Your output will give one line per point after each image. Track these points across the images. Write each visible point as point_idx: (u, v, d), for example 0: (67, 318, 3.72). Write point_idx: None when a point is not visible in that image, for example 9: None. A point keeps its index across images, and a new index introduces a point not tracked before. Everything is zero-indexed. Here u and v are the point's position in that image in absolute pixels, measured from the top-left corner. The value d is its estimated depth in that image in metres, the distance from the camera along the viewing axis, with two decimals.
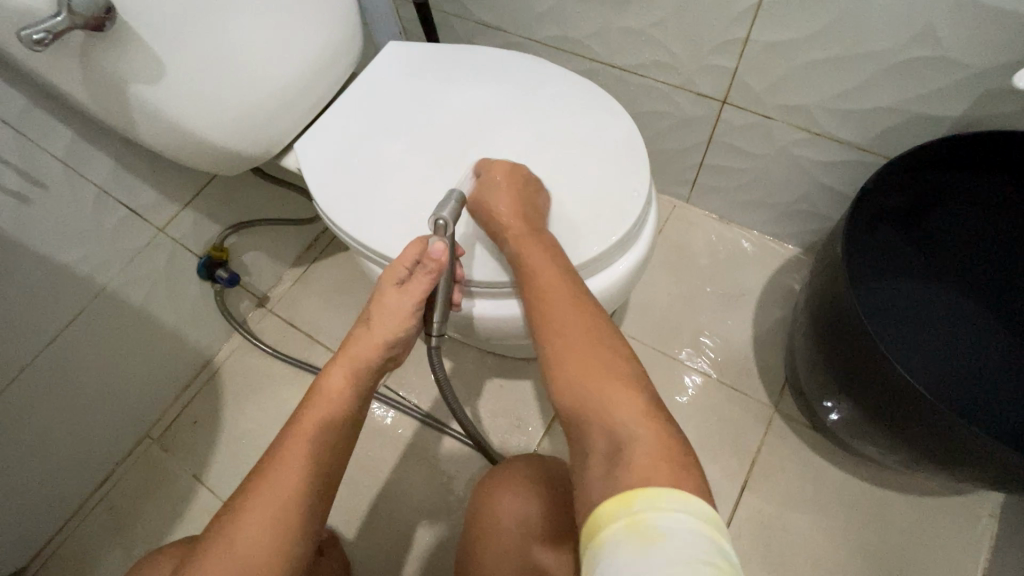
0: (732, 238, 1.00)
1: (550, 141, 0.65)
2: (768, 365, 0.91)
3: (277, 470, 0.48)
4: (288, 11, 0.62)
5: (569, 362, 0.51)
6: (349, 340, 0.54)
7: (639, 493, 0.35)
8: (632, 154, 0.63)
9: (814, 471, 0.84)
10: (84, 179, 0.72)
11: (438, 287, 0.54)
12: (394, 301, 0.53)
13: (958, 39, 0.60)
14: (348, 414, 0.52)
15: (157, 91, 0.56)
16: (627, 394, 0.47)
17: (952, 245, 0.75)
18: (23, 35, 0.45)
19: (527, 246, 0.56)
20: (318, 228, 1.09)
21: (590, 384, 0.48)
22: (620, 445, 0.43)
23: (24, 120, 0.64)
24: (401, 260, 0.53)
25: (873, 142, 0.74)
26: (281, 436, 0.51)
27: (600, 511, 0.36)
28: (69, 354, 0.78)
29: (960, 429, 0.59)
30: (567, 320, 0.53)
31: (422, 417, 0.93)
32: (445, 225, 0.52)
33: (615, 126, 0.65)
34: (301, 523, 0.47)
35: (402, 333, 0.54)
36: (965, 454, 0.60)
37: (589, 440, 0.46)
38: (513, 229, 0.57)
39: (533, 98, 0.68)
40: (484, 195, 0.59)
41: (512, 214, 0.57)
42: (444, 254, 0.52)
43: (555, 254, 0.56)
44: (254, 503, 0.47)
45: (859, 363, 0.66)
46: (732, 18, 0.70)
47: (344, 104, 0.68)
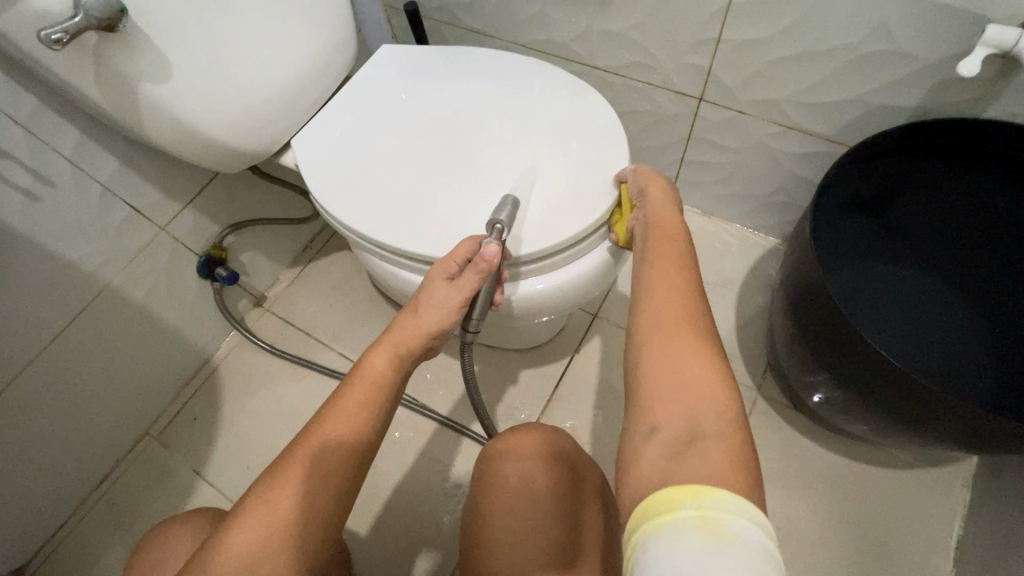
0: (713, 230, 1.05)
1: (535, 128, 0.69)
2: (751, 350, 0.95)
3: (317, 443, 0.48)
4: (288, 18, 0.66)
5: (659, 322, 0.47)
6: (393, 325, 0.55)
7: (707, 489, 0.32)
8: (610, 135, 0.68)
9: (796, 449, 0.87)
10: (91, 179, 0.75)
11: (485, 284, 0.57)
12: (443, 293, 0.56)
13: (909, 34, 0.64)
14: (385, 399, 0.52)
15: (164, 90, 0.59)
16: (717, 391, 0.41)
17: (918, 229, 0.79)
18: (43, 34, 0.48)
19: (663, 229, 0.55)
20: (314, 229, 1.12)
21: (673, 363, 0.44)
22: (698, 433, 0.39)
23: (35, 121, 0.67)
24: (455, 256, 0.56)
25: (840, 133, 0.78)
26: (319, 411, 0.50)
27: (662, 492, 0.34)
28: (72, 349, 0.81)
29: (942, 399, 0.61)
30: (666, 291, 0.49)
31: (442, 420, 0.95)
32: (501, 230, 0.56)
33: (594, 113, 0.70)
34: (338, 498, 0.47)
35: (445, 325, 0.56)
36: (948, 421, 0.62)
37: (657, 416, 0.41)
38: (652, 216, 0.57)
39: (518, 90, 0.72)
40: (641, 180, 0.61)
41: (662, 206, 0.58)
42: (496, 257, 0.54)
43: (681, 236, 0.54)
44: (294, 468, 0.46)
45: (837, 341, 0.69)
46: (704, 20, 0.75)
47: (339, 104, 0.72)
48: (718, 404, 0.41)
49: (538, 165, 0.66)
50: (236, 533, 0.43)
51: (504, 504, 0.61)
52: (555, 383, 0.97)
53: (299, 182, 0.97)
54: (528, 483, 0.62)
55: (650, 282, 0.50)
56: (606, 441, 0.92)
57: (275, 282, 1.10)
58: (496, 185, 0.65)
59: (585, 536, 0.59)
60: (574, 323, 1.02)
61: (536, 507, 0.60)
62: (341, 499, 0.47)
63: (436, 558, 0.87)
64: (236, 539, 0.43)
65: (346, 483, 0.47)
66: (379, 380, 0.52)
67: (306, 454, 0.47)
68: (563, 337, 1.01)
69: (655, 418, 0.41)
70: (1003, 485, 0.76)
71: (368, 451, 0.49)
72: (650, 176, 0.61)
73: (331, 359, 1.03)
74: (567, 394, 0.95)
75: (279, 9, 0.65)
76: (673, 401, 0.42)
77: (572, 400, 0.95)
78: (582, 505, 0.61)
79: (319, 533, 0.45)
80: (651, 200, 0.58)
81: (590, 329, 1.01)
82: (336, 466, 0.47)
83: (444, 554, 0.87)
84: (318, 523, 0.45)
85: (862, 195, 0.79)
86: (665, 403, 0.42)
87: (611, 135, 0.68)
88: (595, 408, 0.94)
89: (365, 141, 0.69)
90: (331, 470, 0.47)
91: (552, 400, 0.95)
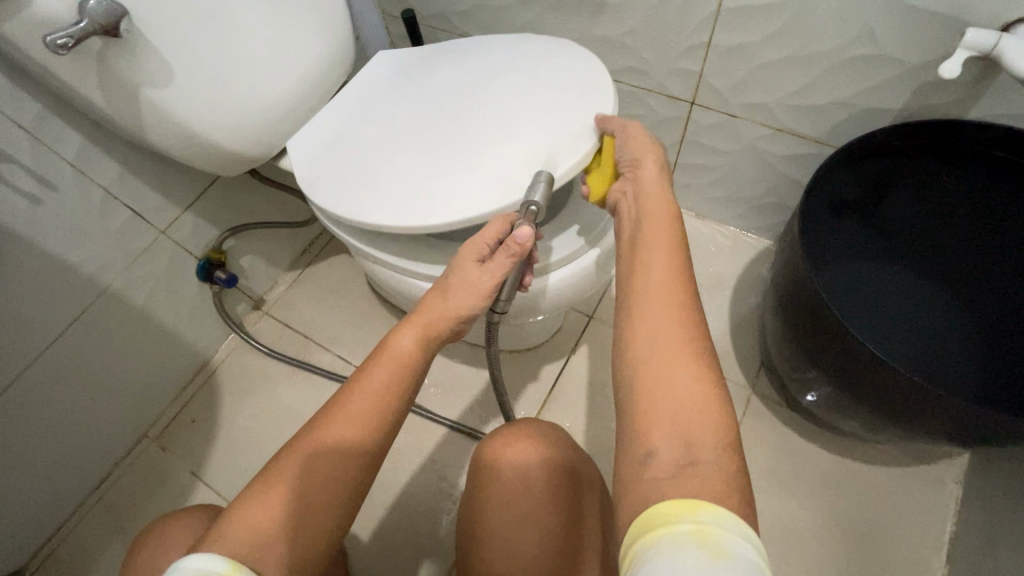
0: (707, 232, 1.06)
1: (519, 93, 0.68)
2: (745, 349, 0.96)
3: (339, 419, 0.49)
4: (290, 25, 0.68)
5: (658, 331, 0.45)
6: (421, 305, 0.55)
7: (704, 505, 0.32)
8: (594, 90, 0.65)
9: (791, 446, 0.88)
10: (93, 183, 0.76)
11: (515, 268, 0.56)
12: (473, 276, 0.54)
13: (893, 38, 0.66)
14: (408, 380, 0.52)
15: (167, 95, 0.60)
16: (712, 417, 0.40)
17: (906, 225, 0.81)
18: (48, 39, 0.49)
19: (654, 223, 0.52)
20: (313, 233, 1.14)
21: (664, 382, 0.42)
22: (694, 459, 0.38)
23: (38, 125, 0.68)
24: (484, 237, 0.55)
25: (829, 135, 0.80)
26: (344, 387, 0.51)
27: (661, 506, 0.33)
28: (71, 351, 0.81)
29: (929, 392, 0.62)
30: (663, 295, 0.47)
31: (453, 425, 0.96)
32: (534, 212, 0.55)
33: (579, 71, 0.68)
34: (356, 473, 0.48)
35: (474, 309, 0.55)
36: (936, 414, 0.63)
37: (654, 442, 0.40)
38: (644, 202, 0.54)
39: (505, 64, 0.71)
40: (629, 144, 0.58)
41: (655, 187, 0.54)
42: (528, 241, 0.53)
43: (677, 229, 0.52)
44: (312, 444, 0.47)
45: (827, 337, 0.70)
46: (694, 26, 0.77)
47: (335, 107, 0.74)
48: (715, 429, 0.39)
49: (521, 130, 0.64)
50: (253, 498, 0.45)
51: (500, 502, 0.61)
52: (552, 384, 0.97)
53: (297, 185, 0.98)
54: (525, 477, 0.62)
55: (648, 282, 0.48)
56: (601, 440, 0.93)
57: (274, 286, 1.11)
58: (477, 151, 0.64)
59: (585, 531, 0.60)
60: (569, 324, 1.03)
61: (533, 502, 0.60)
62: (360, 477, 0.48)
63: (433, 560, 0.88)
64: (251, 505, 0.44)
65: (363, 457, 0.48)
66: (404, 362, 0.52)
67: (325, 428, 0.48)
68: (560, 337, 1.02)
69: (652, 443, 0.40)
70: (994, 481, 0.77)
71: (388, 429, 0.50)
72: (642, 142, 0.57)
73: (329, 361, 1.03)
74: (563, 395, 0.96)
75: (281, 16, 0.67)
76: (669, 426, 0.40)
77: (568, 401, 0.96)
78: (580, 498, 0.62)
79: (335, 504, 0.47)
80: (643, 178, 0.55)
81: (586, 330, 1.02)
82: (355, 439, 0.48)
83: (441, 556, 0.88)
84: (335, 494, 0.46)
85: (852, 194, 0.81)
86: (664, 424, 0.40)
87: (596, 90, 0.65)
88: (591, 408, 0.95)
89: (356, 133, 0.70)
90: (350, 446, 0.48)
91: (549, 401, 0.96)
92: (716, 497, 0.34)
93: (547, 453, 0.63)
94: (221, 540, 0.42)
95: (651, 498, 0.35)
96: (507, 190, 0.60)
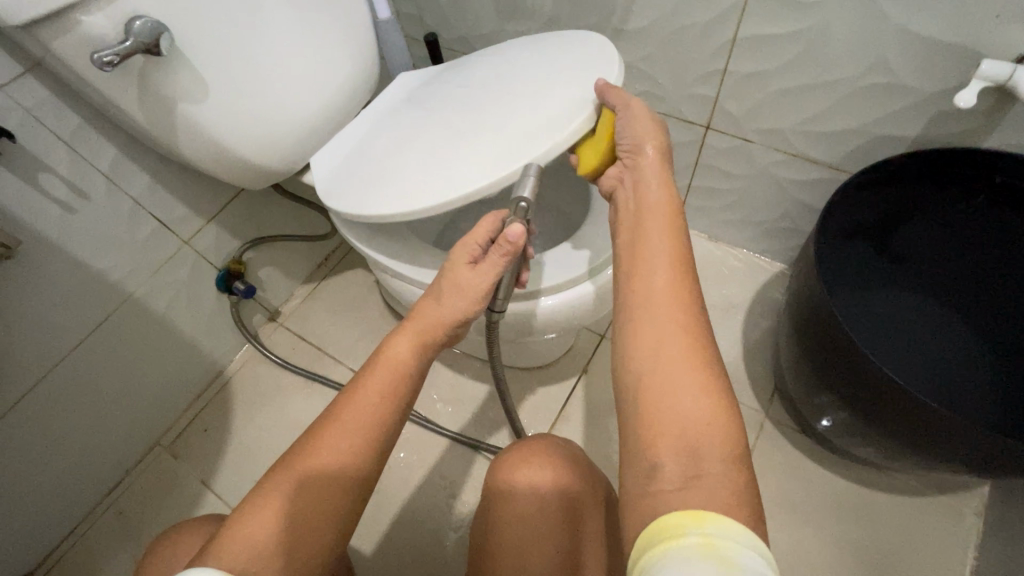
0: (720, 255, 1.07)
1: (526, 79, 0.69)
2: (759, 373, 0.95)
3: (337, 429, 0.49)
4: (321, 46, 0.71)
5: (663, 338, 0.44)
6: (415, 312, 0.56)
7: (711, 516, 0.32)
8: (597, 63, 0.65)
9: (806, 472, 0.86)
10: (123, 193, 0.78)
11: (510, 266, 0.54)
12: (466, 278, 0.54)
13: (908, 68, 0.67)
14: (406, 385, 0.53)
15: (200, 109, 0.63)
16: (719, 428, 0.39)
17: (918, 252, 0.82)
18: (95, 57, 0.51)
19: (648, 221, 0.52)
20: (329, 246, 1.16)
21: (668, 392, 0.41)
22: (701, 470, 0.37)
23: (76, 137, 0.71)
24: (475, 236, 0.54)
25: (843, 160, 0.81)
26: (341, 395, 0.51)
27: (668, 518, 0.33)
28: (92, 357, 0.83)
29: (946, 420, 0.61)
30: (666, 299, 0.46)
31: (453, 436, 0.95)
32: (525, 210, 0.52)
33: (583, 51, 0.68)
34: (353, 485, 0.47)
35: (469, 312, 0.55)
36: (954, 443, 0.62)
37: (660, 454, 0.39)
38: (644, 196, 0.54)
39: (515, 59, 0.73)
40: (631, 125, 0.56)
41: (655, 182, 0.54)
42: (521, 239, 0.51)
43: (678, 222, 0.51)
44: (312, 455, 0.47)
45: (844, 362, 0.69)
46: (712, 52, 0.78)
47: (359, 126, 0.76)
48: (721, 440, 0.39)
49: (525, 109, 0.64)
50: (249, 513, 0.44)
51: (513, 519, 0.61)
52: (562, 403, 0.97)
53: (318, 199, 1.01)
54: (538, 494, 0.62)
55: (651, 285, 0.47)
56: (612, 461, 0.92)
57: (290, 298, 1.13)
58: (480, 134, 0.64)
59: (585, 554, 0.59)
60: (581, 343, 1.03)
61: (544, 521, 0.60)
62: (357, 487, 0.48)
63: None
64: (246, 520, 0.44)
65: (362, 468, 0.48)
66: (401, 368, 0.53)
67: (322, 437, 0.48)
68: (572, 356, 1.02)
69: (657, 455, 0.39)
70: (1015, 514, 0.75)
71: (388, 438, 0.51)
72: (645, 126, 0.56)
73: (341, 374, 1.04)
74: (575, 414, 0.96)
75: (313, 37, 0.69)
76: (675, 439, 0.39)
77: (578, 420, 0.96)
78: (589, 520, 0.61)
79: (332, 517, 0.46)
80: (642, 168, 0.55)
81: (598, 349, 1.02)
82: (352, 451, 0.48)
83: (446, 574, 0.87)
84: (333, 507, 0.46)
85: (867, 222, 0.81)
86: (668, 436, 0.39)
87: (599, 63, 0.65)
88: (602, 428, 0.95)
89: (374, 142, 0.72)
90: (351, 454, 0.48)
91: (560, 419, 0.96)
92: (727, 509, 0.34)
93: (561, 471, 0.63)
94: (220, 556, 0.42)
95: (663, 511, 0.35)
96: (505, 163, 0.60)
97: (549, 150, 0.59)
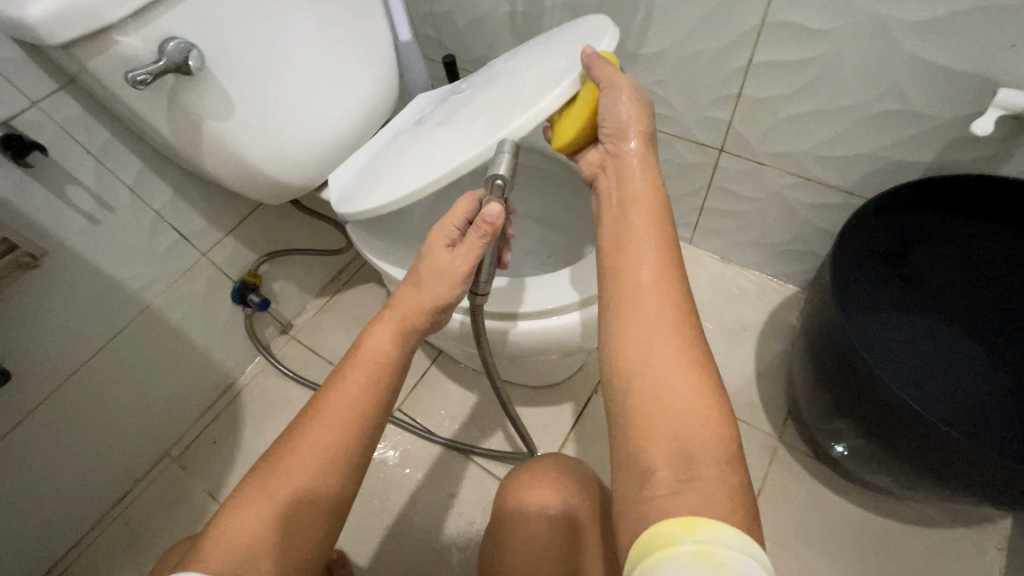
0: (732, 277, 1.07)
1: (525, 61, 0.65)
2: (772, 397, 0.94)
3: (318, 425, 0.48)
4: (344, 68, 0.72)
5: (653, 338, 0.42)
6: (393, 300, 0.54)
7: (704, 522, 0.31)
8: (594, 31, 0.60)
9: (821, 500, 0.85)
10: (147, 206, 0.80)
11: (491, 247, 0.52)
12: (444, 261, 0.52)
13: (923, 95, 0.68)
14: (387, 376, 0.52)
15: (226, 126, 0.64)
16: (711, 430, 0.37)
17: (936, 275, 0.81)
18: (129, 75, 0.53)
19: (633, 211, 0.49)
20: (342, 261, 1.17)
21: (660, 397, 0.39)
22: (694, 474, 0.35)
23: (104, 151, 0.73)
24: (451, 218, 0.52)
25: (856, 185, 0.81)
26: (321, 390, 0.51)
27: (660, 525, 0.32)
28: (108, 366, 0.84)
29: (960, 446, 0.60)
30: (655, 297, 0.43)
31: (445, 443, 0.95)
32: (502, 186, 0.50)
33: (586, 24, 0.63)
34: (340, 475, 0.48)
35: (450, 296, 0.53)
36: (970, 468, 0.61)
37: (653, 458, 0.37)
38: (627, 185, 0.51)
39: (521, 51, 0.71)
40: (615, 108, 0.52)
41: (639, 174, 0.51)
42: (500, 217, 0.49)
43: (664, 214, 0.48)
44: (292, 455, 0.47)
45: (859, 387, 0.68)
46: (725, 77, 0.79)
47: (377, 143, 0.77)
48: (715, 442, 0.37)
49: (516, 85, 0.61)
50: (232, 517, 0.45)
51: (520, 536, 0.60)
52: (571, 423, 0.97)
53: (333, 214, 1.03)
54: (543, 511, 0.61)
55: (638, 281, 0.44)
56: None
57: (302, 311, 1.14)
58: (471, 119, 0.62)
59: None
60: (592, 362, 1.03)
61: (548, 539, 0.59)
62: (345, 480, 0.48)
63: None
64: (231, 520, 0.45)
65: (345, 462, 0.48)
66: (382, 359, 0.52)
67: (302, 435, 0.48)
68: (582, 375, 1.02)
69: (650, 460, 0.37)
70: None
71: (372, 427, 0.50)
72: (628, 107, 0.52)
73: None
74: (584, 434, 0.95)
75: (338, 59, 0.71)
76: (669, 442, 0.37)
77: (587, 441, 0.95)
78: (592, 540, 0.59)
79: (322, 509, 0.47)
80: (624, 156, 0.52)
81: None
82: (335, 447, 0.48)
83: None
84: (322, 499, 0.47)
85: (882, 246, 0.81)
86: (662, 441, 0.37)
87: (597, 31, 0.60)
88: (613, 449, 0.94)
89: (384, 153, 0.72)
90: (332, 450, 0.48)
91: (569, 439, 0.95)
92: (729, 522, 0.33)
93: (569, 490, 0.62)
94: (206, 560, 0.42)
95: None
96: (487, 135, 0.56)
97: (537, 114, 0.54)
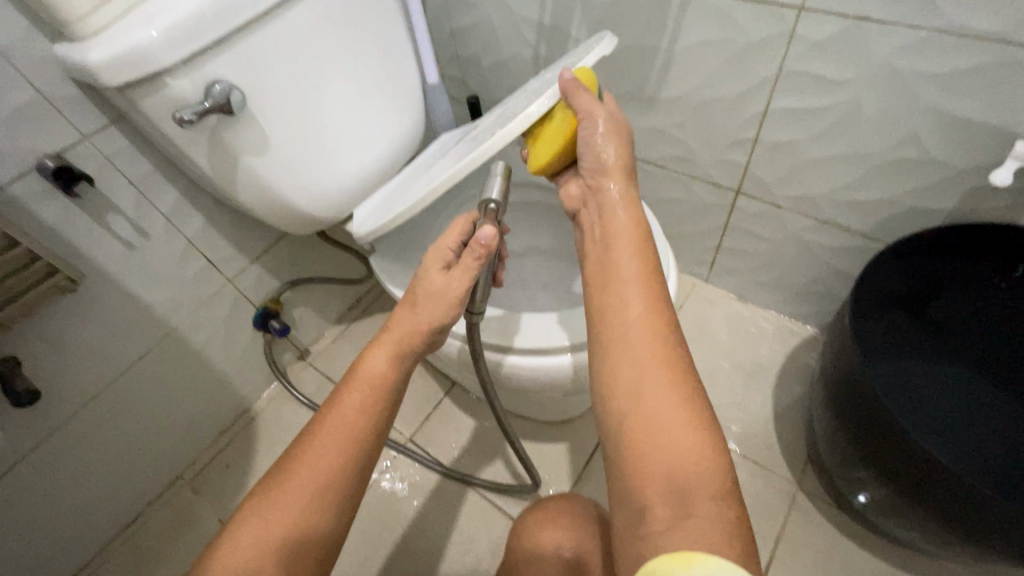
0: (749, 316, 1.06)
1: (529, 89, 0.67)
2: (791, 441, 0.92)
3: (314, 453, 0.48)
4: (375, 109, 0.76)
5: (642, 374, 0.41)
6: (389, 322, 0.55)
7: (700, 557, 0.28)
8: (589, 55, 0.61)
9: (842, 551, 0.82)
10: (180, 233, 0.83)
11: (485, 269, 0.53)
12: (440, 283, 0.53)
13: (940, 144, 0.68)
14: (381, 398, 0.52)
15: (261, 162, 0.68)
16: (705, 465, 0.37)
17: (958, 321, 0.80)
18: (177, 116, 0.56)
19: (619, 245, 0.48)
20: (362, 289, 1.19)
21: (653, 432, 0.38)
22: (690, 511, 0.35)
23: (145, 181, 0.76)
24: (446, 243, 0.54)
25: (875, 229, 0.81)
26: (316, 416, 0.51)
27: (654, 563, 0.29)
28: (131, 386, 0.86)
29: (982, 495, 0.59)
30: (642, 331, 0.43)
31: (442, 471, 0.95)
32: (495, 210, 0.52)
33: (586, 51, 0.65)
34: (340, 496, 0.48)
35: (446, 316, 0.54)
36: (991, 518, 0.59)
37: (648, 495, 0.37)
38: (610, 222, 0.51)
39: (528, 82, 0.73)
40: (592, 144, 0.53)
41: (623, 207, 0.51)
42: (492, 239, 0.51)
43: (647, 246, 0.49)
44: (288, 484, 0.47)
45: (878, 432, 0.67)
46: (743, 121, 0.81)
47: (400, 177, 0.80)
48: (711, 478, 0.36)
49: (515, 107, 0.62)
50: (229, 548, 0.45)
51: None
52: (585, 460, 0.95)
53: (355, 244, 1.05)
54: (552, 551, 0.61)
55: (626, 317, 0.44)
56: None
57: (320, 337, 1.16)
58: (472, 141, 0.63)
59: None
60: None
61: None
62: (342, 505, 0.48)
63: None
64: (229, 553, 0.45)
65: (342, 488, 0.48)
66: (377, 382, 0.52)
67: (298, 464, 0.48)
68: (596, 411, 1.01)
69: (645, 498, 0.37)
70: None
71: (369, 449, 0.50)
72: (609, 140, 0.53)
73: None
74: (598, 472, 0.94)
75: (370, 100, 0.75)
76: (664, 479, 0.37)
77: (601, 480, 0.93)
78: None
79: (323, 531, 0.47)
80: (608, 193, 0.52)
81: None
82: (331, 473, 0.48)
83: None
84: (322, 523, 0.47)
85: (904, 290, 0.80)
86: (656, 479, 0.37)
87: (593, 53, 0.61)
88: None
89: (403, 185, 0.75)
90: (326, 476, 0.48)
91: (582, 477, 0.94)
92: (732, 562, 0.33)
93: (579, 529, 0.61)
94: None
95: None
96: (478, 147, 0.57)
97: (530, 116, 0.55)
